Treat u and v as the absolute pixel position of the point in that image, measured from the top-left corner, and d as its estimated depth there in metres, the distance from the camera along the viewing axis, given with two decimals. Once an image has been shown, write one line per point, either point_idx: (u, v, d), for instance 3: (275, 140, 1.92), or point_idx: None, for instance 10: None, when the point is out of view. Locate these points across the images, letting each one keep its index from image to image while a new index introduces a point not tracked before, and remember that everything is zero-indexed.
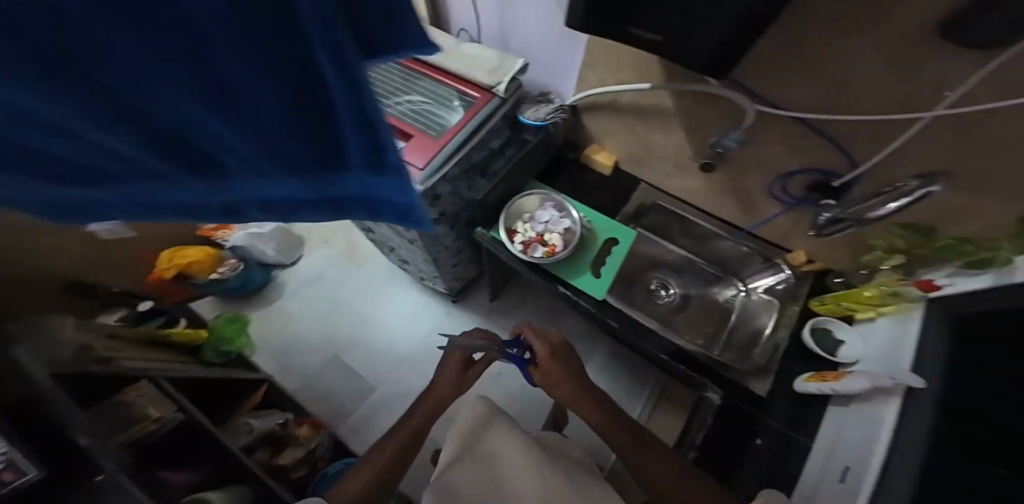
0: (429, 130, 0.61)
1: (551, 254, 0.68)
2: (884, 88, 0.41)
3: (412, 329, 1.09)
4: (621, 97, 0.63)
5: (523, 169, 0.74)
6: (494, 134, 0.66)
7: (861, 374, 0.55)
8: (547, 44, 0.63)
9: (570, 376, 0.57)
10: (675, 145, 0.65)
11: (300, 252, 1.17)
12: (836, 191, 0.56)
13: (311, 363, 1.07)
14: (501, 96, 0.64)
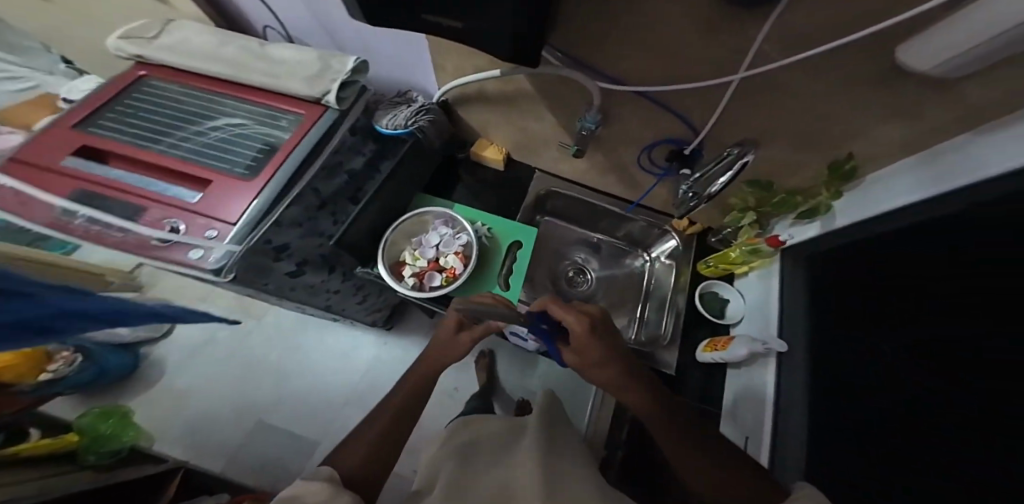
0: (238, 170, 0.53)
1: (450, 278, 0.70)
2: (699, 63, 0.42)
3: (341, 370, 1.04)
4: (482, 89, 0.66)
5: (405, 182, 0.74)
6: (348, 157, 0.63)
7: (743, 342, 0.57)
8: (396, 53, 0.70)
9: (611, 354, 0.46)
10: (548, 129, 0.69)
11: (171, 319, 1.07)
12: (685, 158, 0.60)
13: (233, 433, 0.99)
14: (337, 106, 0.60)
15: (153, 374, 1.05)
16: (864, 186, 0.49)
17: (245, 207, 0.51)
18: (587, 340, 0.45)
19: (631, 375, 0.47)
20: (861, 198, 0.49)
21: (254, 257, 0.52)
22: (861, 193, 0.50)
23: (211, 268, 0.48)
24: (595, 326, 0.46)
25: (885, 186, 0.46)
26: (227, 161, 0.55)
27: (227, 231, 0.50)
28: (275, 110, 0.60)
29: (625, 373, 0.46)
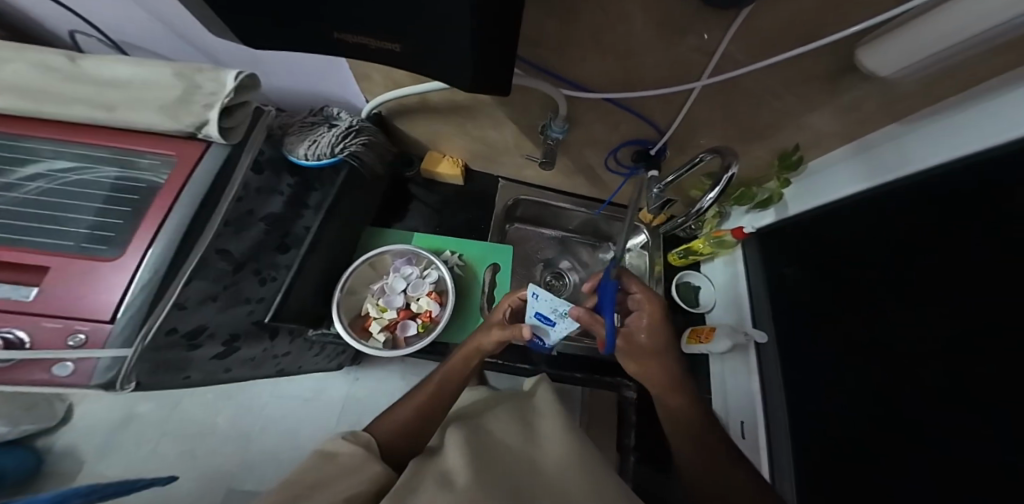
0: (93, 248, 0.43)
1: (425, 320, 0.78)
2: (648, 66, 0.42)
3: (309, 416, 0.93)
4: (424, 99, 0.65)
5: (355, 203, 0.74)
6: (259, 202, 0.56)
7: (735, 334, 0.63)
8: (298, 70, 0.64)
9: (669, 349, 0.54)
10: (502, 133, 0.71)
11: (57, 404, 0.87)
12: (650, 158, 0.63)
13: None
14: (222, 140, 0.50)
15: (70, 467, 0.85)
16: (812, 171, 0.57)
17: (118, 298, 0.41)
18: (659, 328, 0.54)
19: (679, 375, 0.54)
20: (810, 181, 0.58)
21: (157, 345, 0.46)
22: (811, 177, 0.58)
23: (98, 384, 0.41)
24: (665, 316, 0.55)
25: (830, 169, 0.54)
26: (74, 237, 0.44)
27: (101, 332, 0.40)
28: (130, 156, 0.48)
29: (678, 371, 0.54)
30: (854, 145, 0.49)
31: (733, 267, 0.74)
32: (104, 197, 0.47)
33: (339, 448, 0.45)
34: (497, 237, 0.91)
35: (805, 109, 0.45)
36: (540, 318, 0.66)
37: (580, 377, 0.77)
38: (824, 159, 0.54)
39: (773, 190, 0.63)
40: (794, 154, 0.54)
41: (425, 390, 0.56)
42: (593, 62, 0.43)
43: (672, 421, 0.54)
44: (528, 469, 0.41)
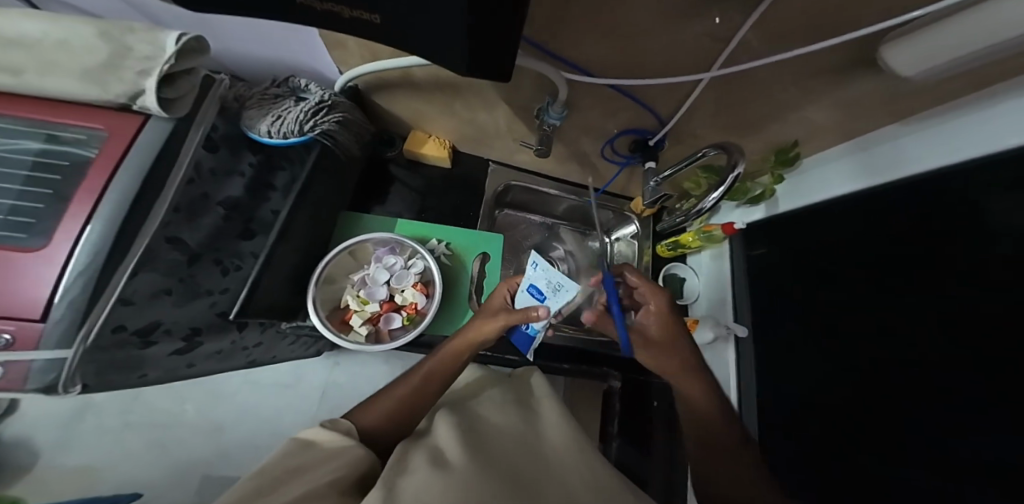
0: (8, 236, 0.38)
1: (409, 316, 0.76)
2: (649, 49, 0.41)
3: (284, 407, 0.90)
4: (412, 75, 0.61)
5: (334, 183, 0.70)
6: (214, 185, 0.52)
7: (709, 325, 0.72)
8: (275, 43, 0.59)
9: (678, 339, 0.54)
10: (498, 115, 0.69)
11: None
12: (646, 148, 0.69)
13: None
14: (162, 112, 0.45)
15: (19, 461, 0.79)
16: (808, 168, 0.60)
17: (47, 294, 0.37)
18: (670, 318, 0.55)
19: (694, 362, 0.53)
20: (806, 179, 0.61)
21: (104, 341, 0.42)
22: (806, 175, 0.61)
23: (36, 388, 0.39)
24: (673, 311, 0.56)
25: (825, 167, 0.57)
26: None
27: (31, 330, 0.37)
28: (53, 129, 0.42)
29: (691, 356, 0.53)
30: (852, 143, 0.53)
31: (720, 258, 0.80)
32: (19, 177, 0.41)
33: (319, 437, 0.42)
34: (487, 224, 0.89)
35: (812, 99, 0.46)
36: (533, 290, 0.68)
37: (567, 368, 0.84)
38: (819, 155, 0.58)
39: (765, 186, 0.67)
40: (791, 150, 0.58)
41: (419, 371, 0.53)
42: (598, 43, 0.41)
43: (687, 411, 0.52)
44: (520, 459, 0.41)
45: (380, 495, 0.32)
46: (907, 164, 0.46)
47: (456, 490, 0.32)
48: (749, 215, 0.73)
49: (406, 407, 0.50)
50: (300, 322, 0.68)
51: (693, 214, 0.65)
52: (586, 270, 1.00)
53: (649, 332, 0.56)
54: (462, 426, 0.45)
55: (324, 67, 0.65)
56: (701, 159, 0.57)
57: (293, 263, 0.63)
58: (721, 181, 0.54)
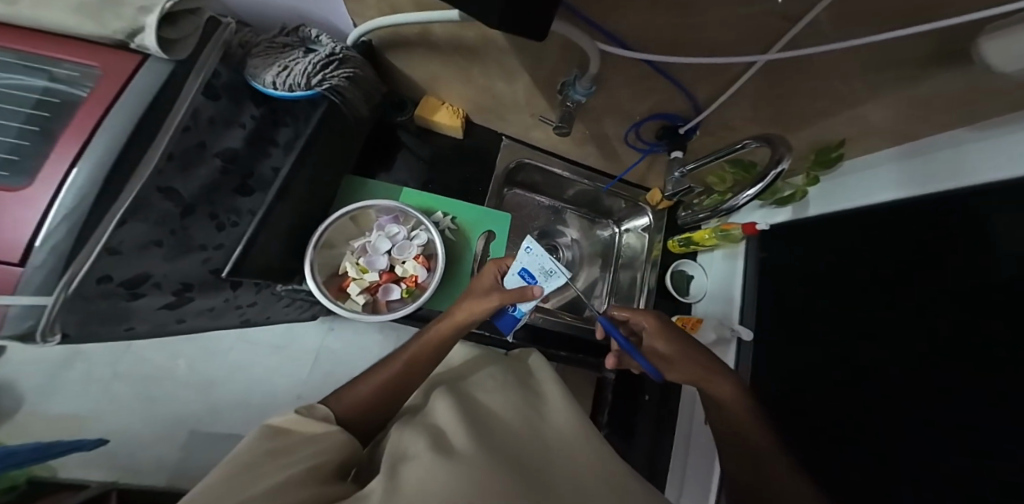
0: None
1: (408, 289, 0.75)
2: (687, 19, 0.38)
3: (278, 367, 0.92)
4: (431, 33, 0.58)
5: (342, 142, 0.68)
6: (213, 135, 0.49)
7: (714, 327, 0.73)
8: None
9: (687, 349, 0.55)
10: (518, 87, 0.66)
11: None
12: (676, 136, 0.68)
13: (160, 456, 0.83)
14: (162, 54, 0.42)
15: (4, 406, 0.80)
16: (847, 171, 0.58)
17: (28, 236, 0.35)
18: (666, 331, 0.56)
19: (712, 363, 0.54)
20: (842, 182, 0.58)
21: (90, 291, 0.40)
22: (846, 177, 0.58)
23: (10, 334, 0.37)
24: (666, 322, 0.58)
25: (866, 173, 0.54)
26: None
27: (9, 274, 0.35)
28: (39, 63, 0.39)
29: (706, 359, 0.54)
30: (904, 147, 0.49)
31: (730, 261, 0.79)
32: (9, 114, 0.39)
33: (293, 423, 0.43)
34: (494, 202, 0.87)
35: (870, 92, 0.44)
36: (524, 274, 0.63)
37: (563, 356, 0.84)
38: (869, 156, 0.55)
39: (798, 187, 0.64)
40: (834, 150, 0.56)
41: (402, 356, 0.52)
42: (631, 12, 0.39)
43: (724, 414, 0.52)
44: (522, 442, 0.42)
45: (385, 484, 0.33)
46: (945, 178, 0.43)
47: (457, 478, 0.32)
48: (771, 217, 0.72)
49: (387, 388, 0.49)
50: (296, 285, 0.67)
51: (722, 210, 0.63)
52: (589, 257, 0.99)
53: (661, 351, 0.56)
54: (464, 409, 0.46)
55: (341, 18, 0.60)
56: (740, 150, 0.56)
57: (290, 223, 0.61)
58: (761, 176, 0.51)
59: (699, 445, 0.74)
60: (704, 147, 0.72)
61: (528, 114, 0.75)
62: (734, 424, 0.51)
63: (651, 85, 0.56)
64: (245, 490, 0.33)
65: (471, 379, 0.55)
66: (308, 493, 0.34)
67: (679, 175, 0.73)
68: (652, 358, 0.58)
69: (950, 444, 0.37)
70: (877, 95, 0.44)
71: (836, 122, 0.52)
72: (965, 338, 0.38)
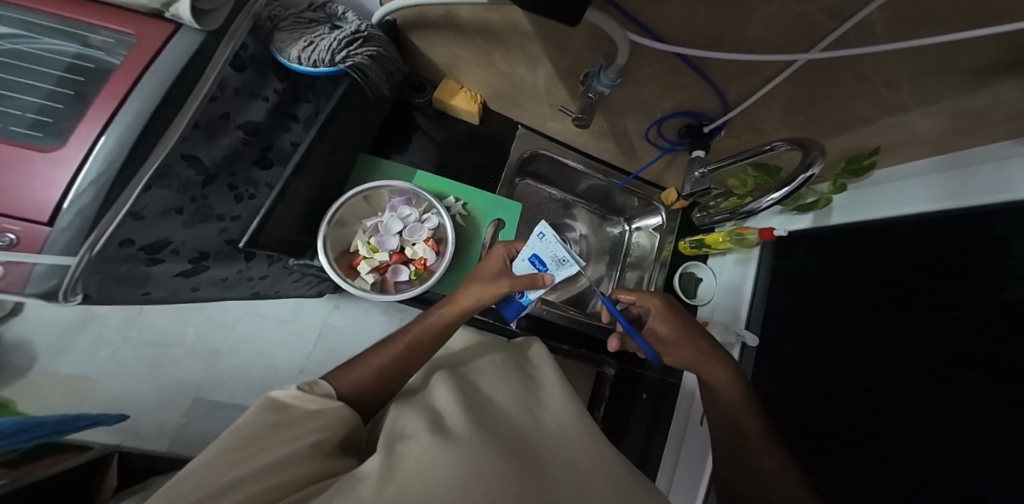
0: (23, 133, 0.36)
1: (416, 273, 0.76)
2: (726, 13, 0.38)
3: (284, 340, 0.94)
4: (457, 15, 0.57)
5: (359, 119, 0.67)
6: (238, 107, 0.49)
7: (732, 331, 0.74)
8: None
9: (686, 332, 0.56)
10: (541, 75, 0.65)
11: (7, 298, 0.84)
12: (701, 137, 0.67)
13: (166, 419, 0.86)
14: (196, 26, 0.41)
15: (18, 364, 0.84)
16: (879, 179, 0.57)
17: (57, 198, 0.35)
18: (671, 315, 0.57)
19: (709, 348, 0.55)
20: (872, 190, 0.57)
21: (111, 254, 0.41)
22: (878, 185, 0.56)
23: (34, 293, 0.38)
24: (671, 304, 0.58)
25: (897, 184, 0.53)
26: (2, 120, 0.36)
27: (37, 234, 0.35)
28: (77, 30, 0.40)
29: (703, 343, 0.55)
30: (945, 157, 0.48)
31: (744, 266, 0.78)
32: (46, 77, 0.39)
33: (296, 398, 0.42)
34: (505, 191, 0.88)
35: (915, 99, 0.43)
36: (535, 261, 0.64)
37: (567, 349, 0.84)
38: (901, 167, 0.54)
39: (822, 195, 0.63)
40: (868, 158, 0.54)
41: (402, 339, 0.52)
42: (670, 3, 0.38)
43: (720, 401, 0.54)
44: (519, 428, 0.42)
45: (382, 463, 0.34)
46: (975, 194, 0.42)
47: (456, 459, 0.33)
48: (789, 223, 0.70)
49: (388, 372, 0.49)
50: (308, 260, 0.68)
51: (740, 213, 0.61)
52: (597, 253, 0.98)
53: (659, 332, 0.58)
54: (463, 392, 0.47)
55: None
56: (768, 153, 0.54)
57: (308, 198, 0.62)
58: (787, 180, 0.50)
59: (695, 443, 0.75)
60: (726, 146, 0.71)
61: (547, 104, 0.75)
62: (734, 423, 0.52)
63: (679, 79, 0.55)
64: (252, 460, 0.34)
65: (472, 364, 0.56)
66: (314, 469, 0.36)
67: (699, 174, 0.71)
68: (649, 339, 0.59)
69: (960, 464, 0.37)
70: (918, 101, 0.43)
71: (874, 128, 0.51)
72: (986, 359, 0.37)
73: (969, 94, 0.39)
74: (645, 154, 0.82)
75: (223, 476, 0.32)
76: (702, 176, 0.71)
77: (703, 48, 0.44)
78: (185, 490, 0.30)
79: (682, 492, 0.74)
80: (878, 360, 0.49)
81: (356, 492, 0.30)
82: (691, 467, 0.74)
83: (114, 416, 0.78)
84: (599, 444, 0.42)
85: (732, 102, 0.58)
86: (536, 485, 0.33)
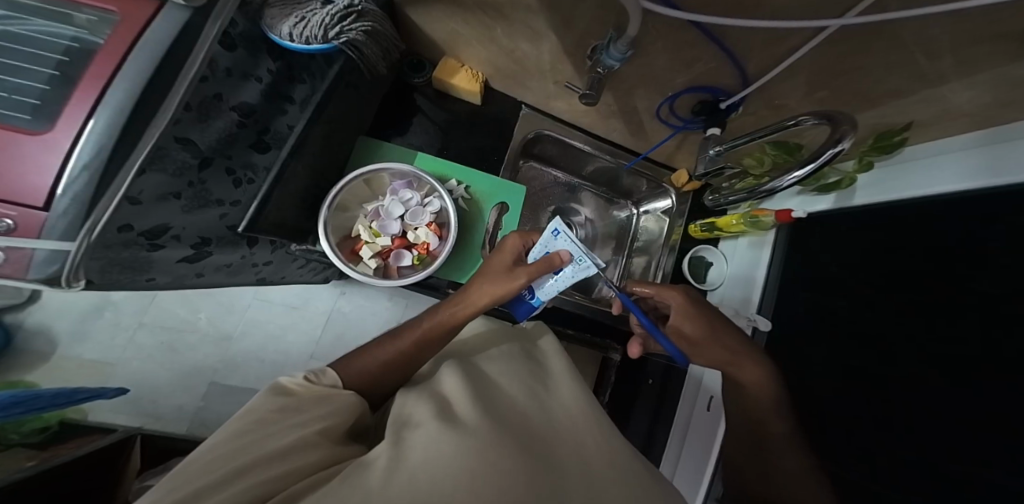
0: (10, 116, 0.35)
1: (419, 257, 0.74)
2: None
3: (293, 326, 0.95)
4: None
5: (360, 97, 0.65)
6: (229, 88, 0.47)
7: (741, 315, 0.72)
8: None
9: (715, 332, 0.52)
10: (549, 51, 0.63)
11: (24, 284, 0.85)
12: (718, 112, 0.65)
13: (184, 402, 0.89)
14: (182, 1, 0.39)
15: (41, 349, 0.87)
16: (909, 158, 0.53)
17: (50, 183, 0.34)
18: (697, 313, 0.53)
19: (729, 352, 0.52)
20: (899, 169, 0.54)
21: (110, 239, 0.41)
22: (907, 163, 0.53)
23: (38, 279, 0.38)
24: (695, 299, 0.54)
25: (928, 164, 0.50)
26: None
27: (33, 219, 0.35)
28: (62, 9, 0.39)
29: (733, 342, 0.52)
30: (981, 132, 0.45)
31: (759, 247, 0.75)
32: (26, 56, 0.38)
33: (301, 385, 0.42)
34: (510, 173, 0.85)
35: (956, 70, 0.41)
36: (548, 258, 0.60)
37: (570, 333, 0.88)
38: (937, 143, 0.50)
39: (845, 174, 0.59)
40: (898, 134, 0.51)
41: (410, 334, 0.50)
42: None
43: (739, 395, 0.53)
44: (527, 415, 0.42)
45: (389, 451, 0.34)
46: (1009, 175, 0.40)
47: (464, 448, 0.32)
48: (809, 204, 0.67)
49: (398, 361, 0.49)
50: (310, 246, 0.68)
51: (760, 192, 0.58)
52: (604, 238, 0.98)
53: (687, 332, 0.53)
54: (471, 379, 0.46)
55: None
56: (792, 128, 0.50)
57: (307, 180, 0.61)
58: (813, 157, 0.47)
59: (700, 428, 0.72)
60: (742, 124, 0.69)
61: (553, 82, 0.72)
62: (746, 405, 0.52)
63: (695, 51, 0.53)
64: (261, 444, 0.34)
65: (481, 351, 0.56)
66: (325, 453, 0.36)
67: (714, 153, 0.67)
68: (673, 338, 0.56)
69: (986, 458, 0.36)
70: (961, 69, 0.40)
71: (907, 101, 0.48)
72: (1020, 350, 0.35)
73: (1015, 64, 0.36)
74: (656, 135, 0.80)
75: (234, 460, 0.32)
76: (717, 155, 0.68)
77: (724, 16, 0.41)
78: (199, 472, 0.30)
79: (686, 479, 0.72)
80: (896, 346, 0.48)
81: (364, 478, 0.30)
82: (696, 453, 0.71)
83: (115, 390, 0.78)
84: (605, 429, 0.42)
85: (752, 75, 0.55)
86: (544, 474, 0.32)
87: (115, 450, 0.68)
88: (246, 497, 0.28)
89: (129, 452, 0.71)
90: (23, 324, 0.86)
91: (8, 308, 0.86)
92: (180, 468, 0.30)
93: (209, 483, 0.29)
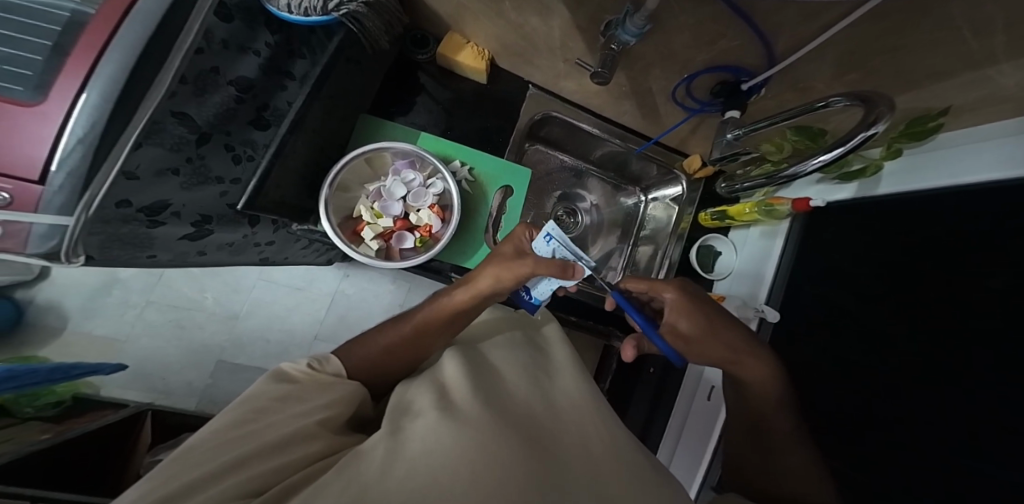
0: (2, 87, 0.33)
1: (422, 237, 0.75)
2: None
3: (297, 307, 0.95)
4: None
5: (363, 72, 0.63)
6: (228, 61, 0.45)
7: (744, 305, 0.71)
8: None
9: (716, 326, 0.50)
10: (561, 26, 0.60)
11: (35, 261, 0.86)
12: (738, 93, 0.62)
13: (192, 378, 0.90)
14: None
15: (52, 325, 0.87)
16: (938, 146, 0.51)
17: (46, 157, 0.33)
18: (693, 307, 0.50)
19: (739, 345, 0.50)
20: (926, 160, 0.51)
21: (105, 214, 0.40)
22: (935, 153, 0.51)
23: (38, 252, 0.38)
24: (692, 296, 0.51)
25: (956, 155, 0.48)
26: None
27: (28, 193, 0.34)
28: None
29: (740, 338, 0.51)
30: (1013, 121, 0.42)
31: (771, 240, 0.73)
32: (17, 25, 0.36)
33: (305, 372, 0.42)
34: (516, 155, 0.83)
35: (1004, 51, 0.37)
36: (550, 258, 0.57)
37: (574, 320, 0.87)
38: (967, 132, 0.47)
39: (870, 161, 0.57)
40: (933, 120, 0.48)
41: (412, 319, 0.49)
42: None
43: (743, 390, 0.52)
44: (527, 403, 0.42)
45: (387, 440, 0.33)
46: None
47: (461, 440, 0.32)
48: (828, 192, 0.65)
49: (400, 346, 0.48)
50: (311, 226, 0.67)
51: (778, 177, 0.56)
52: (609, 225, 0.97)
53: (680, 329, 0.51)
54: (472, 368, 0.46)
55: None
56: (821, 109, 0.48)
57: (305, 159, 0.59)
58: (841, 141, 0.45)
59: (700, 416, 0.72)
60: (761, 105, 0.66)
61: (562, 60, 0.69)
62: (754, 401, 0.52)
63: (715, 27, 0.50)
64: (263, 434, 0.34)
65: (486, 338, 0.55)
66: (326, 442, 0.36)
67: (732, 136, 0.66)
68: (670, 338, 0.53)
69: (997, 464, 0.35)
70: (1005, 50, 0.37)
71: (942, 83, 0.45)
72: None
73: None
74: (668, 118, 0.77)
75: (234, 449, 0.32)
76: (735, 138, 0.67)
77: None
78: (197, 462, 0.30)
79: (682, 467, 0.72)
80: (909, 345, 0.46)
81: (361, 470, 0.30)
82: (695, 440, 0.71)
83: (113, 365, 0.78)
84: (606, 423, 0.42)
85: (777, 52, 0.52)
86: (541, 464, 0.32)
87: (124, 429, 0.68)
88: (236, 491, 0.28)
89: (138, 434, 0.71)
90: (33, 300, 0.87)
91: (19, 284, 0.86)
92: (182, 454, 0.31)
93: (209, 474, 0.29)
